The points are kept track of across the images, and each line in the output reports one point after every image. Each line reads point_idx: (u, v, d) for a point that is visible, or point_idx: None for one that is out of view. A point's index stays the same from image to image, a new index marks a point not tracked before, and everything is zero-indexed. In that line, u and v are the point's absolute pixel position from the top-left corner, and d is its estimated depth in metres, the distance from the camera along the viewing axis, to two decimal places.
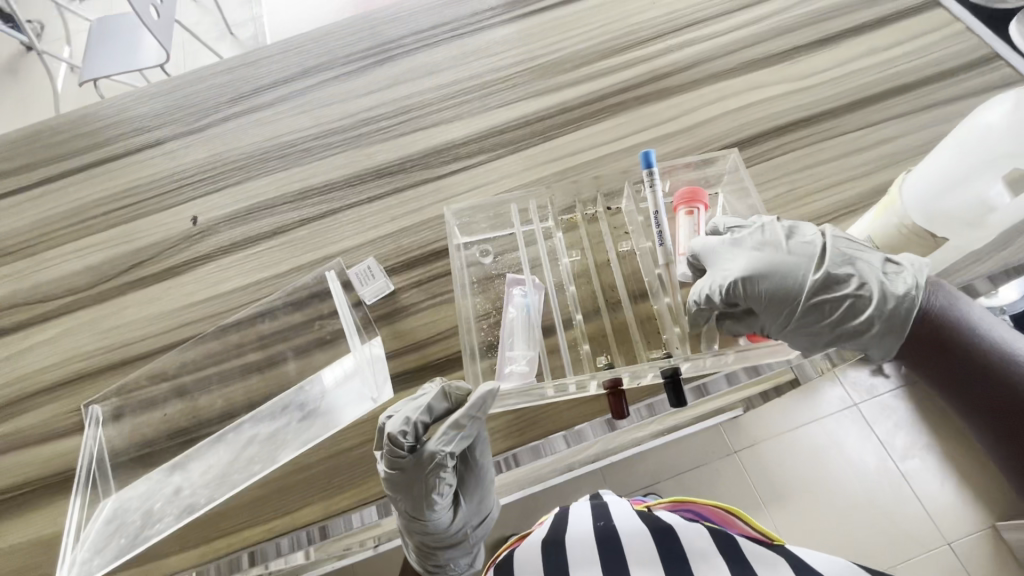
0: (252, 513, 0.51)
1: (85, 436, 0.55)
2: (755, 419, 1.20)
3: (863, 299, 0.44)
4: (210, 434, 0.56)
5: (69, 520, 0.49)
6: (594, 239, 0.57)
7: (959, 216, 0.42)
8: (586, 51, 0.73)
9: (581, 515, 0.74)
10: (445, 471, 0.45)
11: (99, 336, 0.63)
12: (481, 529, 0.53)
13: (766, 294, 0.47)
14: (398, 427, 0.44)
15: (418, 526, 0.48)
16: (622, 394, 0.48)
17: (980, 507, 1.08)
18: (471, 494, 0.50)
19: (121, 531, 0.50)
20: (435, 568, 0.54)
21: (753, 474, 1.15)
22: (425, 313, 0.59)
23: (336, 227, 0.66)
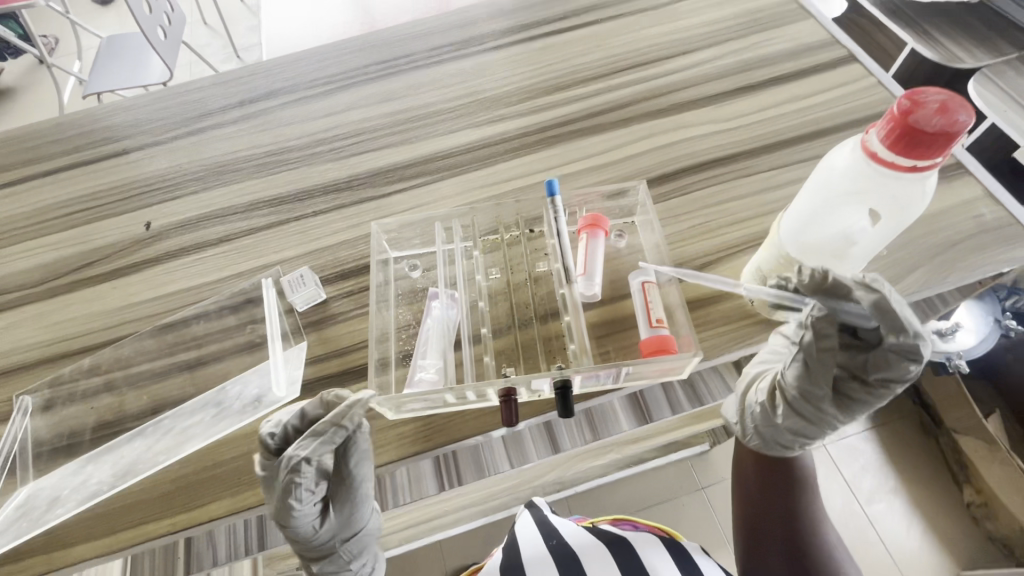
0: (160, 506, 0.53)
1: (12, 425, 0.58)
2: (723, 451, 1.27)
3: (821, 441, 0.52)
4: (131, 428, 0.58)
5: None
6: (514, 260, 0.61)
7: (828, 249, 0.46)
8: (532, 86, 0.78)
9: (532, 532, 0.75)
10: (308, 478, 0.48)
11: (41, 330, 0.66)
12: (353, 544, 0.55)
13: (862, 404, 0.47)
14: (269, 432, 0.49)
15: (288, 531, 0.52)
16: (515, 400, 0.50)
17: (940, 555, 1.11)
18: (336, 511, 0.52)
19: (32, 515, 0.52)
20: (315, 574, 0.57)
21: (719, 514, 1.22)
22: (351, 322, 0.62)
23: (279, 238, 0.69)
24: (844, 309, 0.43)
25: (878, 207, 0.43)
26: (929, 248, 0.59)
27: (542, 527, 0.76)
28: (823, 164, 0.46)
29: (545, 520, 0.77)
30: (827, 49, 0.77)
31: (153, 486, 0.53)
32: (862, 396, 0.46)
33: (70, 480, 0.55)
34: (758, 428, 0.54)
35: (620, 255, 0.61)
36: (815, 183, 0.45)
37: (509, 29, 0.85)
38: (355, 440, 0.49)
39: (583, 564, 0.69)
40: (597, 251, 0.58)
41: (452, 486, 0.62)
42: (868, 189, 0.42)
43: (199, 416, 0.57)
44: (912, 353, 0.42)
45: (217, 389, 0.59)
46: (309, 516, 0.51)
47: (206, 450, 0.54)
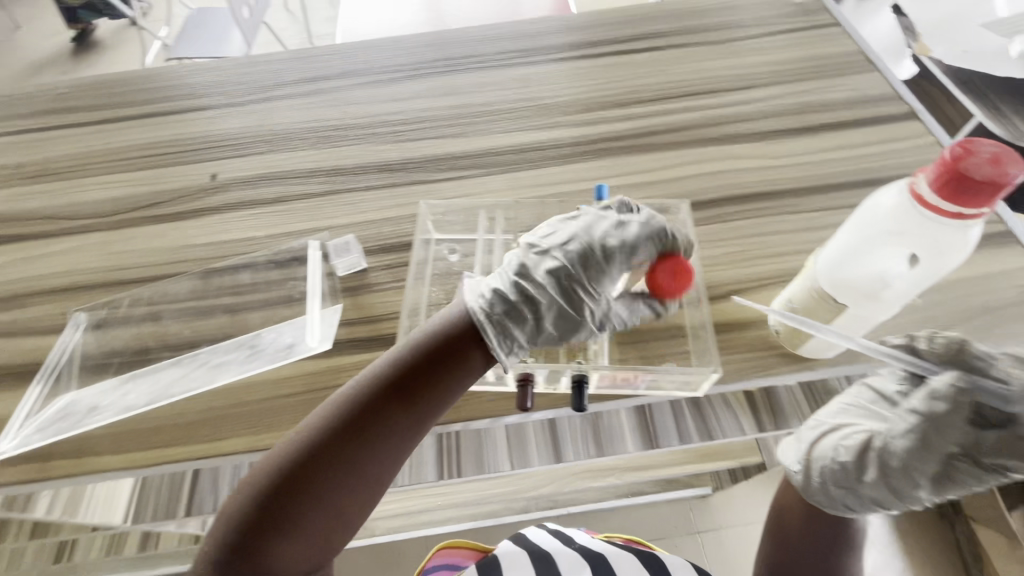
0: (185, 432, 0.56)
1: (65, 337, 0.63)
2: (726, 496, 1.25)
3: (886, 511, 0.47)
4: (170, 358, 0.62)
5: (24, 405, 0.59)
6: None
7: (858, 286, 0.46)
8: (591, 100, 0.81)
9: (552, 539, 0.77)
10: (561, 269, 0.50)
11: (103, 256, 0.71)
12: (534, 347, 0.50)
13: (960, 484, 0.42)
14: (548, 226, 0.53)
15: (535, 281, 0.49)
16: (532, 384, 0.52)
17: None
18: (513, 330, 0.48)
19: (68, 418, 0.57)
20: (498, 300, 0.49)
21: (714, 559, 1.19)
22: (386, 293, 0.65)
23: (332, 205, 0.73)
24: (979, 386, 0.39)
25: (915, 251, 0.44)
26: (966, 310, 0.59)
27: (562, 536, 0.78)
28: (865, 207, 0.48)
29: (563, 532, 0.80)
30: (890, 103, 0.77)
31: (183, 414, 0.57)
32: (968, 479, 0.41)
33: (108, 395, 0.59)
34: (826, 486, 0.48)
35: None
36: (856, 220, 0.47)
37: (578, 43, 0.88)
38: (621, 268, 0.50)
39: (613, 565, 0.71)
40: None
41: (450, 476, 0.72)
42: (907, 229, 0.43)
43: (233, 356, 0.61)
44: None
45: (253, 334, 0.63)
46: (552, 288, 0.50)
47: (236, 389, 0.58)
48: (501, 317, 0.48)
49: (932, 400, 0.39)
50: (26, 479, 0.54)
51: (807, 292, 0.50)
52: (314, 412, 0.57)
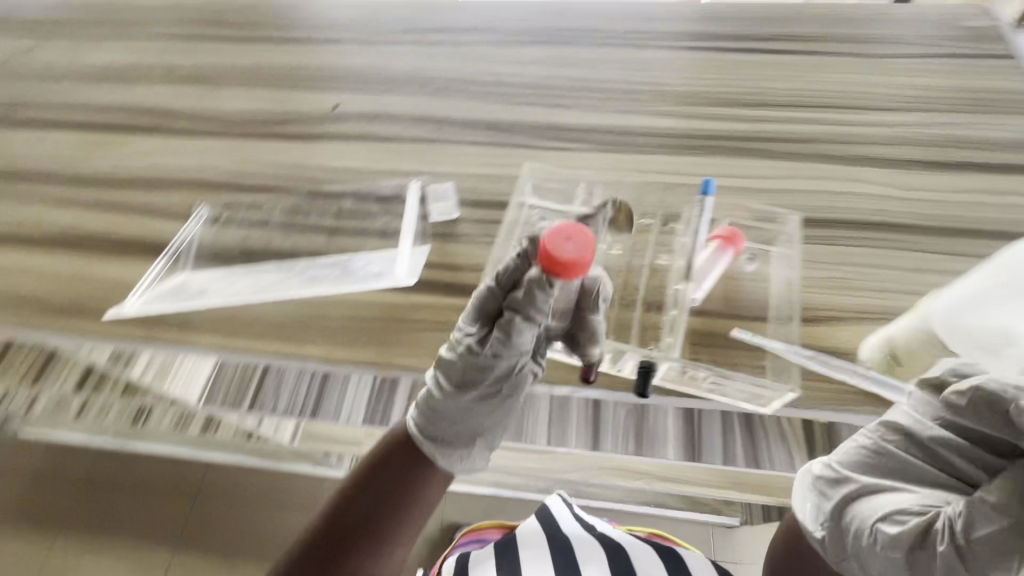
0: (272, 331, 0.61)
1: (189, 224, 0.70)
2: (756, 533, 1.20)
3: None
4: (270, 262, 0.67)
5: (151, 271, 0.66)
6: (637, 244, 0.62)
7: (979, 340, 0.48)
8: (714, 95, 0.78)
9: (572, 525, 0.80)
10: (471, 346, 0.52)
11: (230, 161, 0.77)
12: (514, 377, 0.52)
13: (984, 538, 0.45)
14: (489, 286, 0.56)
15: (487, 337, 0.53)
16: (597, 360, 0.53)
17: None
18: (458, 445, 0.54)
19: (185, 293, 0.65)
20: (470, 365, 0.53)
21: None
22: (471, 245, 0.66)
23: (436, 153, 0.76)
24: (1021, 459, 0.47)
25: None
26: None
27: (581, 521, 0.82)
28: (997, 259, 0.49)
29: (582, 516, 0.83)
30: None
31: (274, 314, 0.62)
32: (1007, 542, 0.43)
33: (218, 283, 0.66)
34: (861, 550, 0.50)
35: (745, 276, 0.60)
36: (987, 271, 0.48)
37: (711, 35, 0.84)
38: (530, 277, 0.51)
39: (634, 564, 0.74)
40: (715, 266, 0.57)
41: None
42: None
43: (324, 273, 0.65)
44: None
45: (344, 258, 0.67)
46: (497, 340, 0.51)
47: (323, 303, 0.62)
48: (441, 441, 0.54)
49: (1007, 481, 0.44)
50: (136, 339, 0.62)
51: (915, 335, 0.51)
52: (387, 340, 0.60)
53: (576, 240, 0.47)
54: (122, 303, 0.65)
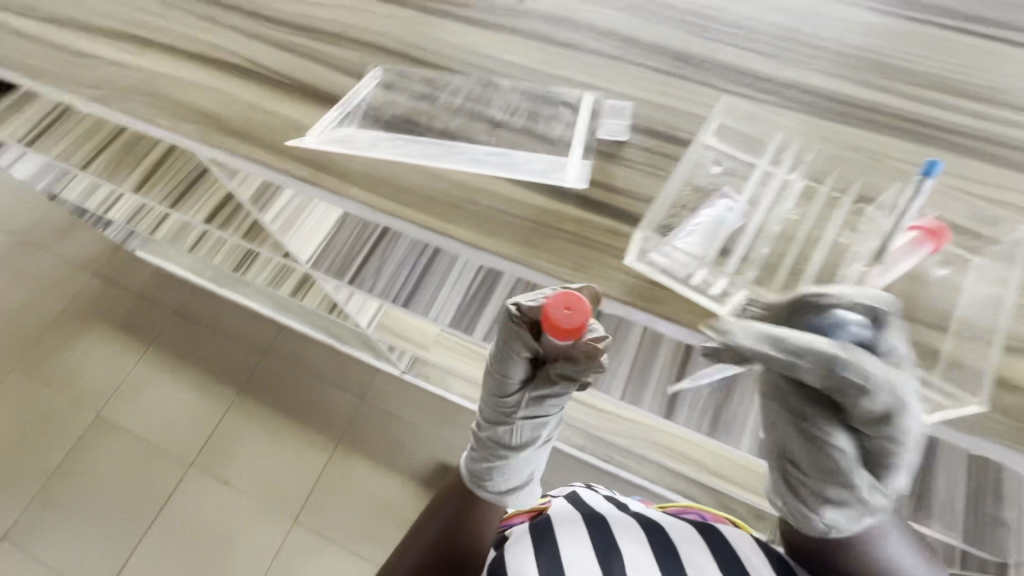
0: (424, 203, 0.62)
1: (363, 83, 0.71)
2: None
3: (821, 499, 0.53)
4: (430, 138, 0.67)
5: (327, 116, 0.68)
6: (823, 212, 0.56)
7: None
8: (941, 79, 0.68)
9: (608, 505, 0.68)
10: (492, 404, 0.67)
11: (407, 31, 0.77)
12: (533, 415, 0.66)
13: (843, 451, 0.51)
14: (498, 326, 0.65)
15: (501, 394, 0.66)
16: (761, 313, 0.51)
17: None
18: (499, 473, 0.67)
19: (354, 144, 0.66)
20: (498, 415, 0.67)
21: None
22: (634, 169, 0.63)
23: (615, 70, 0.71)
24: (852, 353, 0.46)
25: None
26: None
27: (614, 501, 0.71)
28: None
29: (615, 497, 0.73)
30: None
31: (428, 188, 0.63)
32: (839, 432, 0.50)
33: (385, 143, 0.67)
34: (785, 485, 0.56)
35: (933, 281, 0.54)
36: None
37: (950, 16, 0.73)
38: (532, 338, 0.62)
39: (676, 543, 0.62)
40: (907, 259, 0.52)
41: None
42: None
43: (490, 159, 0.65)
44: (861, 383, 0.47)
45: (510, 150, 0.66)
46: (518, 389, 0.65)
47: (476, 189, 0.62)
48: (484, 473, 0.67)
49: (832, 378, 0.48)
50: (300, 178, 0.65)
51: None
52: (530, 241, 0.60)
53: (576, 308, 0.53)
54: (306, 136, 0.67)
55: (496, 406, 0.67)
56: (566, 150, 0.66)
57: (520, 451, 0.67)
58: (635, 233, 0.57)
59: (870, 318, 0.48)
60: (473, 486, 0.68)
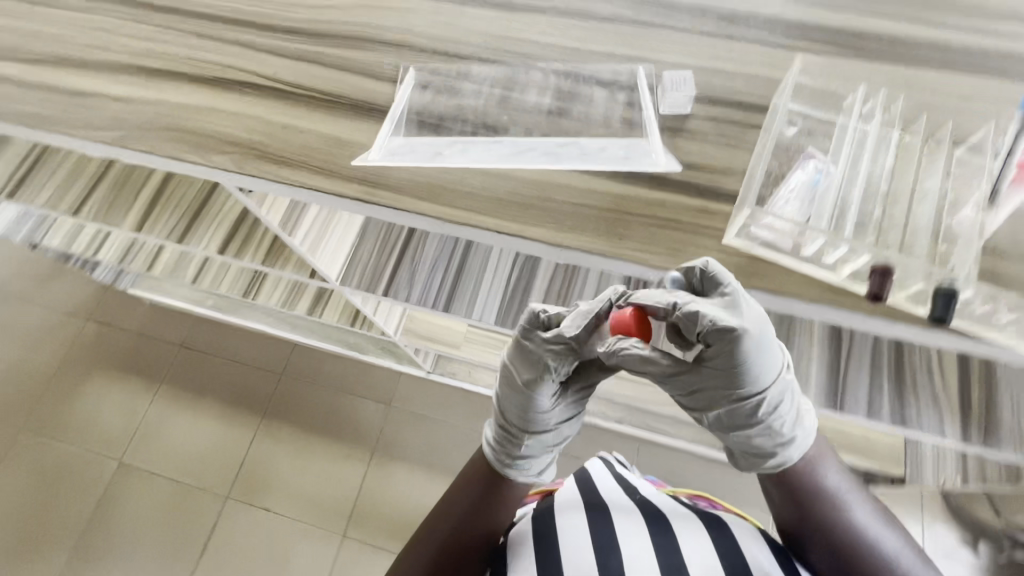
0: (495, 207, 0.59)
1: (400, 86, 0.67)
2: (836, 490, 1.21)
3: (756, 450, 0.56)
4: (484, 137, 0.64)
5: (388, 127, 0.64)
6: (918, 162, 0.54)
7: None
8: (996, 8, 0.66)
9: (614, 497, 0.69)
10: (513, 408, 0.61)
11: (432, 24, 0.72)
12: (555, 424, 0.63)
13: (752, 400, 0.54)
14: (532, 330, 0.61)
15: (524, 400, 0.60)
16: (890, 277, 0.48)
17: None
18: (522, 472, 0.63)
19: (416, 153, 0.62)
20: (517, 426, 0.62)
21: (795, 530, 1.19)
22: (706, 144, 0.60)
23: (661, 39, 0.68)
24: (719, 320, 0.49)
25: None
26: None
27: (623, 488, 0.71)
28: None
29: (624, 479, 0.73)
30: None
31: (495, 190, 0.59)
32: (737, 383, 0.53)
33: (443, 147, 0.63)
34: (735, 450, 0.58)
35: None
36: None
37: None
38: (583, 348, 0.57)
39: (677, 533, 0.64)
40: None
41: None
42: None
43: (563, 151, 0.61)
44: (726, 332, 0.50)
45: (578, 139, 0.62)
46: (546, 397, 0.60)
47: (548, 184, 0.59)
48: (514, 468, 0.63)
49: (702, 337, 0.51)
50: (356, 197, 0.61)
51: None
52: (615, 232, 0.57)
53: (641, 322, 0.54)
54: (366, 153, 0.63)
55: (524, 412, 0.61)
56: (632, 131, 0.63)
57: (540, 456, 0.63)
58: (730, 212, 0.56)
59: (720, 283, 0.51)
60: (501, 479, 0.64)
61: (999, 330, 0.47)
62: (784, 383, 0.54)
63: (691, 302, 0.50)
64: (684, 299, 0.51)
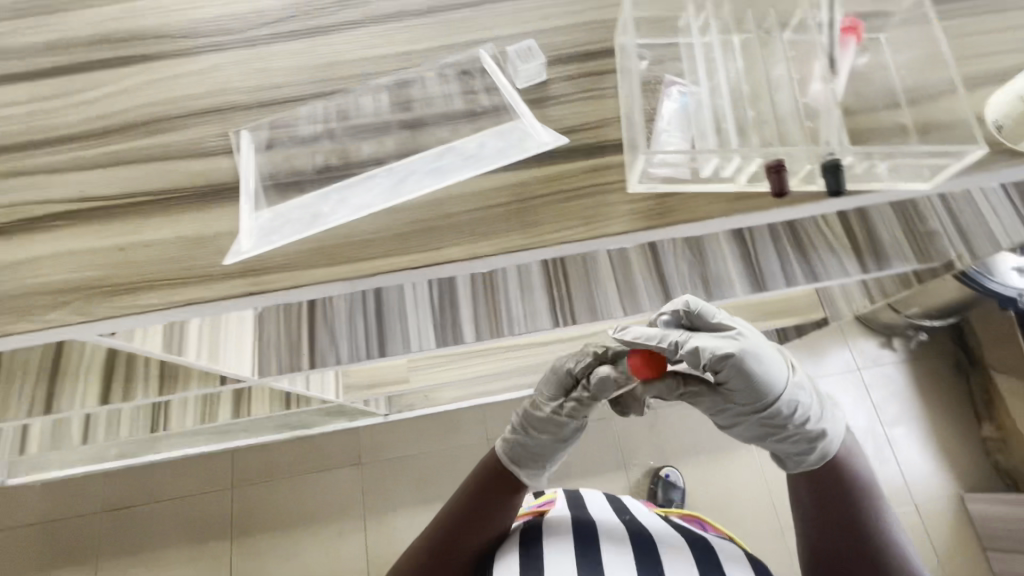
0: (399, 244, 0.55)
1: (240, 155, 0.59)
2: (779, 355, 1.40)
3: (784, 441, 0.67)
4: (354, 175, 0.58)
5: (240, 207, 0.56)
6: (763, 52, 0.57)
7: None
8: None
9: (604, 513, 0.84)
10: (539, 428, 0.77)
11: (245, 76, 0.64)
12: (566, 439, 0.78)
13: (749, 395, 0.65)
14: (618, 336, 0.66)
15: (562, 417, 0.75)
16: (785, 172, 0.50)
17: None
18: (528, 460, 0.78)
19: (292, 221, 0.56)
20: (549, 434, 0.78)
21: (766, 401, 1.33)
22: (575, 104, 0.60)
23: (489, 14, 0.65)
24: (717, 351, 0.61)
25: None
26: None
27: (614, 509, 0.86)
28: None
29: (620, 505, 0.88)
30: None
31: (392, 226, 0.55)
32: (743, 393, 0.64)
33: (318, 202, 0.57)
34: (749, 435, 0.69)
35: (862, 69, 0.59)
36: None
37: None
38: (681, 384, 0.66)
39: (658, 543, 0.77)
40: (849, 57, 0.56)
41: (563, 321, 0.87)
42: None
43: (443, 161, 0.58)
44: (724, 359, 0.62)
45: (454, 143, 0.59)
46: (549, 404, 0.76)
47: (443, 201, 0.56)
48: (522, 459, 0.78)
49: (706, 361, 0.62)
50: (245, 292, 0.53)
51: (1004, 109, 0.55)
52: (528, 221, 0.55)
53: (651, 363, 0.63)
54: (237, 245, 0.55)
55: (554, 421, 0.76)
56: (499, 115, 0.60)
57: (557, 455, 0.80)
58: (625, 159, 0.56)
59: (706, 316, 0.64)
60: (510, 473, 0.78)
61: (878, 180, 0.52)
62: (794, 379, 0.66)
63: (691, 338, 0.62)
64: (682, 337, 0.62)
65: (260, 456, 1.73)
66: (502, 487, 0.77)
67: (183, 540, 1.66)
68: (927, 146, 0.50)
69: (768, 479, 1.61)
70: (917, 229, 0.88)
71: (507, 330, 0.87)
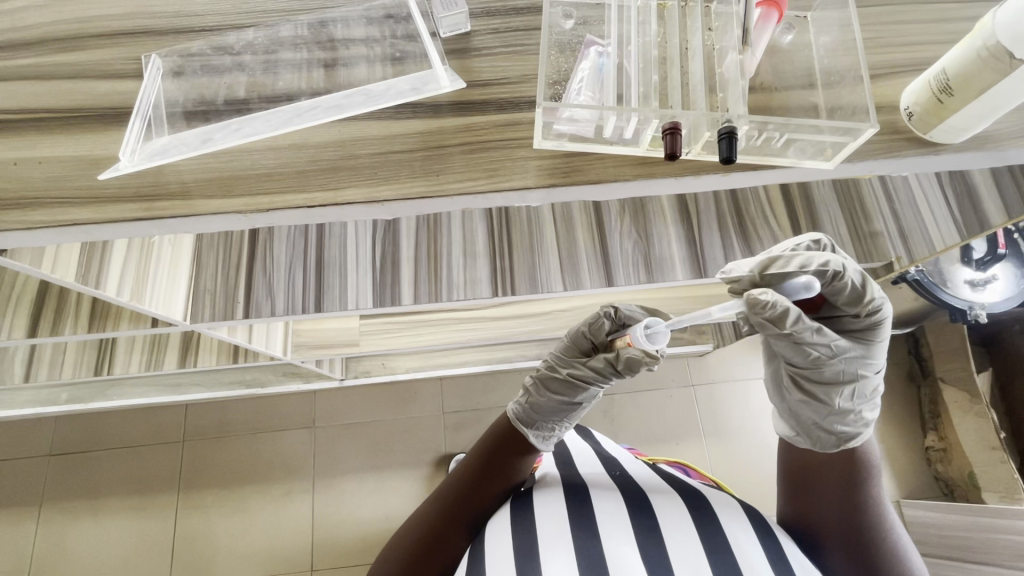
0: (299, 180, 0.54)
1: (147, 78, 0.58)
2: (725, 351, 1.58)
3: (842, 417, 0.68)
4: (265, 110, 0.58)
5: (132, 130, 0.55)
6: (683, 20, 0.57)
7: (975, 110, 0.51)
8: None
9: (594, 471, 0.87)
10: (551, 396, 0.82)
11: (170, 5, 0.63)
12: (577, 407, 0.84)
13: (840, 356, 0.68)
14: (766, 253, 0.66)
15: (565, 389, 0.82)
16: (679, 134, 0.50)
17: None
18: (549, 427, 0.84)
19: (182, 145, 0.55)
20: (557, 412, 0.83)
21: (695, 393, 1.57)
22: (493, 55, 0.59)
23: None
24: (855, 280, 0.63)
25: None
26: None
27: (604, 465, 0.89)
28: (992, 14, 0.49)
29: (608, 458, 0.91)
30: None
31: (293, 163, 0.54)
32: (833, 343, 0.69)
33: (219, 131, 0.56)
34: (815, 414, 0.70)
35: (785, 46, 0.60)
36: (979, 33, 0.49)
37: None
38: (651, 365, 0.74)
39: (652, 496, 0.81)
40: (766, 32, 0.56)
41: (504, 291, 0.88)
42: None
43: (350, 100, 0.57)
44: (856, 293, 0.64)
45: (366, 86, 0.58)
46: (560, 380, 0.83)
47: (348, 140, 0.55)
48: (540, 433, 0.83)
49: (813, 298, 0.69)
50: (136, 214, 0.52)
51: (922, 95, 0.53)
52: (430, 168, 0.54)
53: None
54: (117, 162, 0.54)
55: (563, 395, 0.82)
56: (419, 63, 0.60)
57: (568, 421, 0.86)
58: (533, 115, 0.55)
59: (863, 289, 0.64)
60: (532, 445, 0.83)
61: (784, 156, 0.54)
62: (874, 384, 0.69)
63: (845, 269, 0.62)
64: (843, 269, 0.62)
65: (214, 412, 1.73)
66: (505, 447, 0.83)
67: (127, 488, 1.65)
68: (825, 124, 0.50)
69: (734, 463, 1.64)
70: (863, 226, 0.92)
71: (445, 296, 0.86)
